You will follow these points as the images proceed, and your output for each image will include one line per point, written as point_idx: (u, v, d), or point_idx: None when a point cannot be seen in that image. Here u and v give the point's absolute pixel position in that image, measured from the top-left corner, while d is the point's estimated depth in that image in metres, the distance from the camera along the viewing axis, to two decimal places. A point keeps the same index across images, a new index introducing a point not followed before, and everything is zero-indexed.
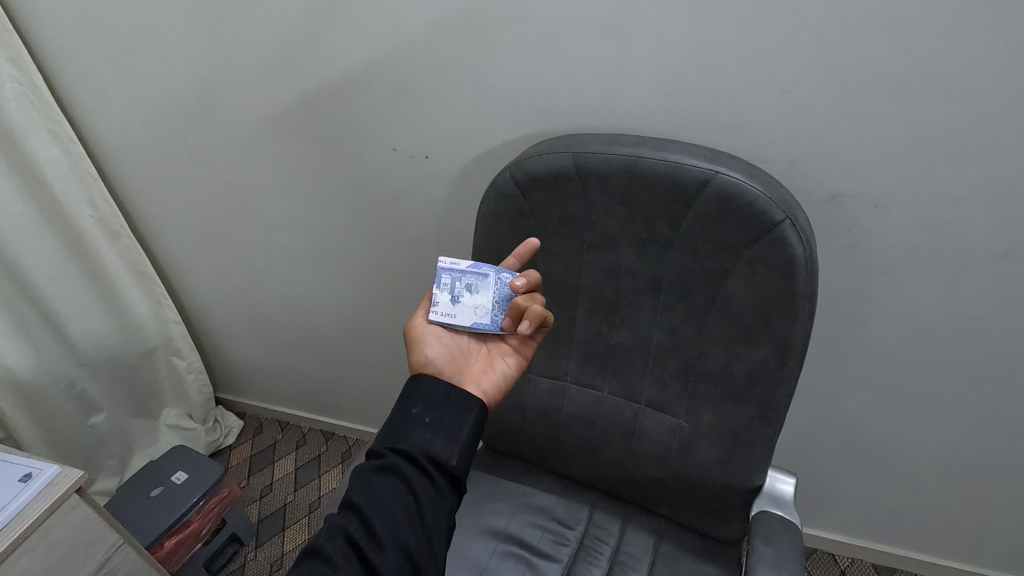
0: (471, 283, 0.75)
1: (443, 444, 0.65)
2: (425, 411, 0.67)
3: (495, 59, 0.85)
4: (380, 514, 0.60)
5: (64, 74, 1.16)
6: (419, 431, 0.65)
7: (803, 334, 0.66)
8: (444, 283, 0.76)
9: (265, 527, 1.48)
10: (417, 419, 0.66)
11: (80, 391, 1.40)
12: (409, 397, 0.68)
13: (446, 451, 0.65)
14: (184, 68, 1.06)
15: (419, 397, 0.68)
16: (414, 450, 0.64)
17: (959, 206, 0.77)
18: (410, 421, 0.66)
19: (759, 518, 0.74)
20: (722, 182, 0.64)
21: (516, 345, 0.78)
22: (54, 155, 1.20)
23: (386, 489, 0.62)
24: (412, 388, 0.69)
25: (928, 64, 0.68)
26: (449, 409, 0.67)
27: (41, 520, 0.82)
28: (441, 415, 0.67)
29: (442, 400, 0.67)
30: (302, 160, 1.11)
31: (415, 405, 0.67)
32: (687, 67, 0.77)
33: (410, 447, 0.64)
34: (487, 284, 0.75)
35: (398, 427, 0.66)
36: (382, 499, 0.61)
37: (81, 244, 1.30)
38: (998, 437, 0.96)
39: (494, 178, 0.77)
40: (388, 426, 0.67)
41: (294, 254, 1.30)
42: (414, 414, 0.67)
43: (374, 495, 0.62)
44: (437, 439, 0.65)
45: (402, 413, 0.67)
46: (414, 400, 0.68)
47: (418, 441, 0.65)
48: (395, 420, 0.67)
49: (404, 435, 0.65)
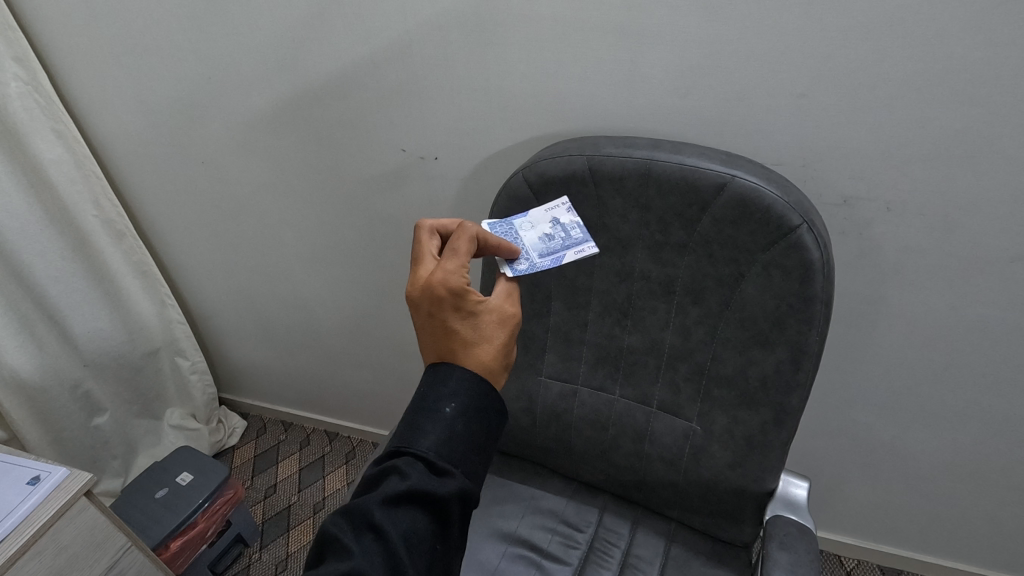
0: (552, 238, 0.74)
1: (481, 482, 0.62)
2: (475, 441, 0.61)
3: (506, 60, 0.85)
4: (418, 558, 0.55)
5: (70, 73, 1.16)
6: (472, 459, 0.61)
7: (818, 338, 0.66)
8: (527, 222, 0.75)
9: (270, 528, 1.48)
10: (470, 447, 0.61)
11: (84, 392, 1.39)
12: (467, 416, 0.61)
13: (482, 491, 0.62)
14: (191, 67, 1.06)
15: (477, 420, 0.62)
16: (471, 486, 0.59)
17: (974, 209, 0.76)
18: (468, 443, 0.61)
19: (773, 522, 0.73)
20: (739, 186, 0.64)
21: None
22: (60, 155, 1.19)
23: (431, 525, 0.57)
24: (475, 396, 0.62)
25: (939, 69, 0.68)
26: (495, 440, 0.64)
27: (51, 523, 0.82)
28: (489, 446, 0.63)
29: (496, 430, 0.64)
30: (309, 161, 1.11)
31: (470, 429, 0.61)
32: (701, 69, 0.77)
33: (464, 477, 0.59)
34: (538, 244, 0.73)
35: (454, 445, 0.60)
36: (425, 537, 0.56)
37: (85, 244, 1.29)
38: (1007, 440, 0.95)
39: (506, 180, 0.77)
40: (445, 435, 0.59)
41: (299, 254, 1.29)
42: (472, 433, 0.61)
43: (420, 528, 0.56)
44: (480, 475, 0.62)
45: (460, 427, 0.60)
46: (476, 418, 0.62)
47: (469, 472, 0.60)
48: (455, 433, 0.60)
49: (456, 462, 0.59)
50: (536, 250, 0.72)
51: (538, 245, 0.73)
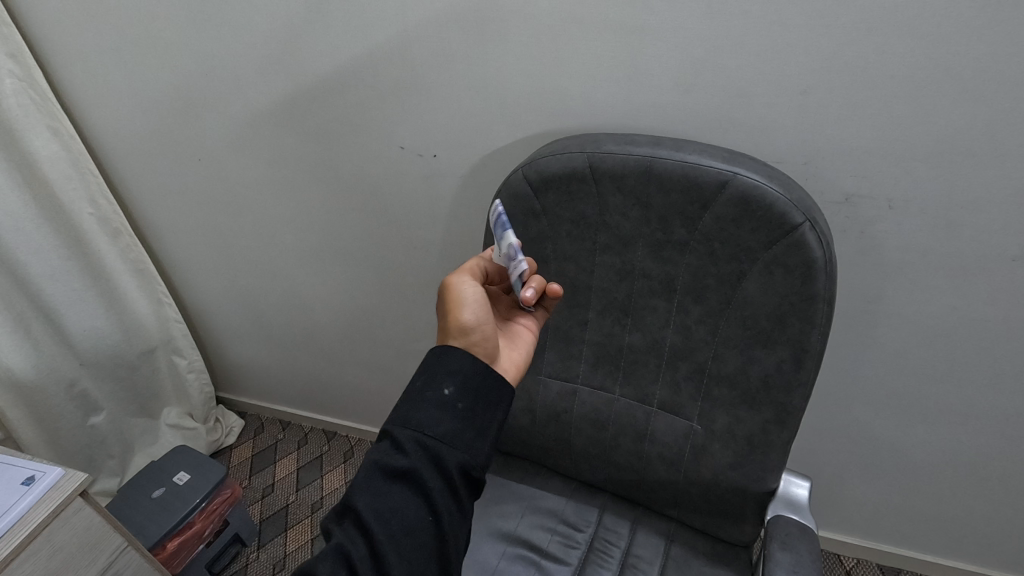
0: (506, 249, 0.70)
1: (469, 447, 0.60)
2: (452, 404, 0.61)
3: (506, 58, 0.84)
4: (398, 530, 0.56)
5: (65, 70, 1.15)
6: (447, 426, 0.60)
7: (820, 337, 0.65)
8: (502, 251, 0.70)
9: (267, 527, 1.47)
10: (446, 410, 0.61)
11: (80, 391, 1.38)
12: (439, 382, 0.62)
13: (471, 456, 0.60)
14: (188, 65, 1.05)
15: (451, 384, 0.62)
16: (445, 448, 0.59)
17: (976, 207, 0.76)
18: (440, 409, 0.61)
19: (774, 523, 0.73)
20: (741, 183, 0.63)
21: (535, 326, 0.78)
22: (55, 152, 1.18)
23: (409, 497, 0.57)
24: (443, 368, 0.63)
25: (942, 66, 0.68)
26: (483, 401, 0.62)
27: (45, 523, 0.81)
28: (474, 410, 0.62)
29: (476, 391, 0.62)
30: (306, 159, 1.10)
31: (443, 394, 0.61)
32: (702, 67, 0.76)
33: (438, 442, 0.59)
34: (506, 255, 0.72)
35: (424, 416, 0.60)
36: (402, 509, 0.56)
37: (81, 242, 1.28)
38: (1007, 440, 0.95)
39: (505, 178, 0.76)
40: (413, 410, 0.61)
41: (297, 252, 1.28)
42: (446, 400, 0.61)
43: (395, 501, 0.57)
44: (465, 440, 0.60)
45: (433, 395, 0.61)
46: (447, 386, 0.62)
47: (444, 439, 0.59)
48: (426, 402, 0.61)
49: (431, 427, 0.60)
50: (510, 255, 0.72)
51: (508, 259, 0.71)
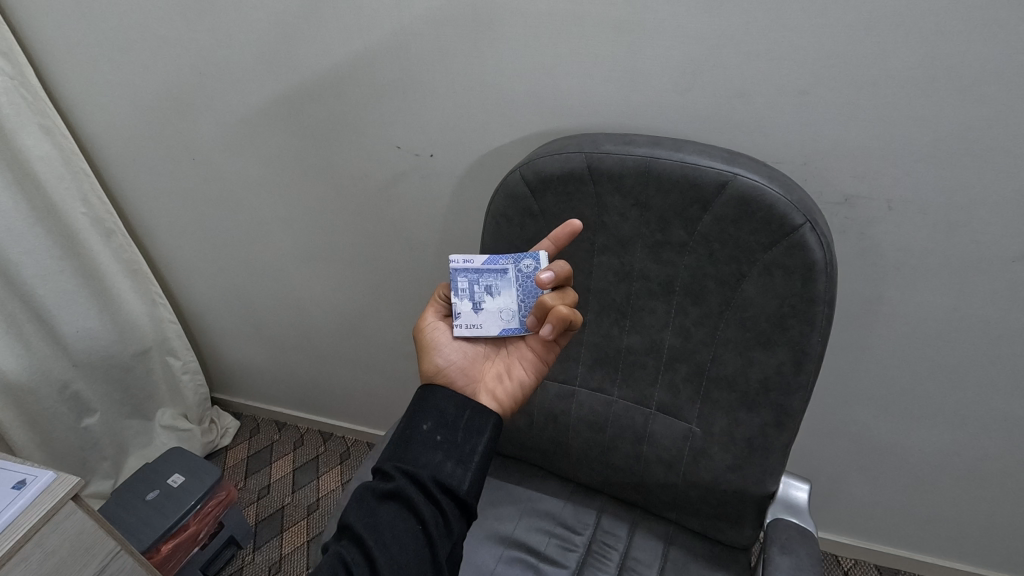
0: (490, 285, 0.76)
1: (452, 469, 0.64)
2: (432, 434, 0.65)
3: (504, 55, 0.83)
4: (387, 541, 0.59)
5: (57, 69, 1.14)
6: (429, 451, 0.64)
7: (820, 339, 0.65)
8: (468, 292, 0.76)
9: (263, 530, 1.46)
10: (427, 439, 0.65)
11: (73, 392, 1.37)
12: (418, 416, 0.67)
13: (453, 477, 0.63)
14: (181, 62, 1.04)
15: (430, 415, 0.67)
16: (425, 472, 0.63)
17: (976, 208, 0.76)
18: (420, 437, 0.65)
19: (774, 526, 0.72)
20: (742, 184, 0.63)
21: (538, 350, 0.76)
22: (46, 151, 1.17)
23: (396, 514, 0.61)
24: (422, 402, 0.68)
25: (942, 64, 0.67)
26: (462, 426, 0.66)
27: (36, 529, 0.80)
28: (453, 438, 0.65)
29: (454, 417, 0.66)
30: (302, 157, 1.09)
31: (422, 427, 0.66)
32: (701, 65, 0.76)
33: (419, 469, 0.63)
34: (506, 282, 0.75)
35: (405, 445, 0.65)
36: (389, 524, 0.60)
37: (74, 243, 1.27)
38: (1005, 440, 0.95)
39: (503, 178, 0.75)
40: (397, 443, 0.66)
41: (292, 252, 1.27)
42: (425, 431, 0.65)
43: (383, 521, 0.60)
44: (447, 461, 0.64)
45: (413, 429, 0.66)
46: (425, 417, 0.67)
47: (426, 461, 0.63)
48: (407, 436, 0.66)
49: (413, 456, 0.64)
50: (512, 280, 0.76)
51: (501, 288, 0.76)
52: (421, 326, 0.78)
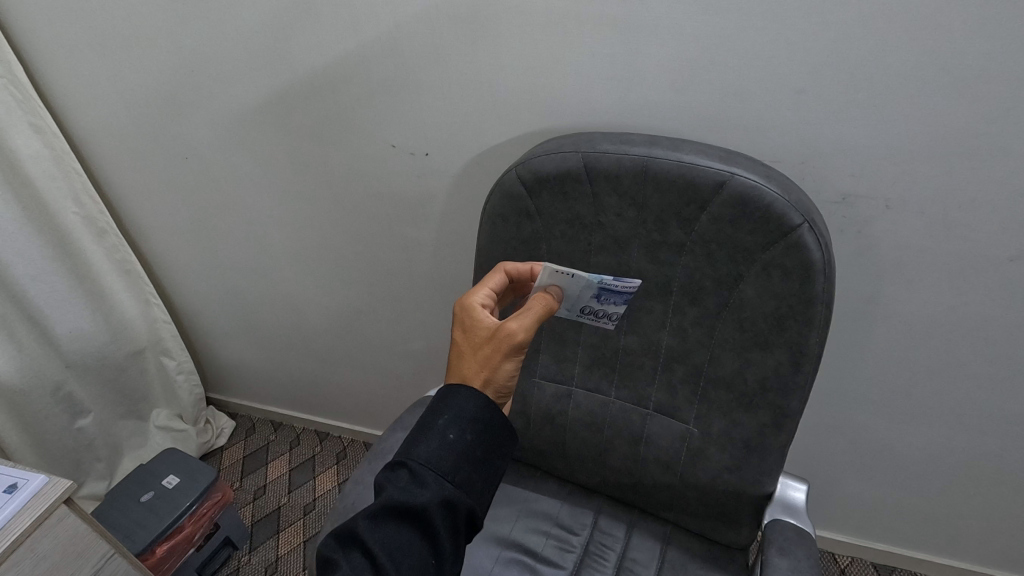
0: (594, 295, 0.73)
1: (479, 495, 0.62)
2: (469, 449, 0.62)
3: (500, 53, 0.82)
4: (404, 570, 0.57)
5: (47, 68, 1.12)
6: (465, 471, 0.62)
7: (818, 340, 0.64)
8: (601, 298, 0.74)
9: (259, 531, 1.45)
10: (463, 455, 0.62)
11: (66, 393, 1.35)
12: (459, 422, 0.63)
13: (480, 503, 0.62)
14: (174, 60, 1.02)
15: (472, 425, 0.63)
16: (459, 495, 0.60)
17: (974, 208, 0.75)
18: (458, 451, 0.62)
19: (772, 527, 0.72)
20: (739, 184, 0.62)
21: None
22: (38, 150, 1.16)
23: (416, 538, 0.58)
24: (467, 410, 0.64)
25: (939, 62, 0.67)
26: (494, 447, 0.65)
27: (28, 534, 0.79)
28: (486, 458, 0.64)
29: (492, 436, 0.64)
30: (297, 157, 1.08)
31: (461, 438, 0.62)
32: (699, 64, 0.75)
33: (452, 487, 0.60)
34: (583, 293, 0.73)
35: (442, 456, 0.61)
36: (411, 550, 0.57)
37: (66, 243, 1.26)
38: (1003, 439, 0.95)
39: (500, 177, 0.75)
40: (435, 448, 0.61)
41: (286, 251, 1.26)
42: (465, 445, 0.62)
43: (406, 542, 0.58)
44: (477, 485, 0.62)
45: (452, 437, 0.62)
46: (466, 427, 0.63)
47: (462, 483, 0.61)
48: (447, 444, 0.62)
49: (449, 470, 0.61)
50: (620, 300, 0.74)
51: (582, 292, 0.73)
52: (523, 341, 0.63)
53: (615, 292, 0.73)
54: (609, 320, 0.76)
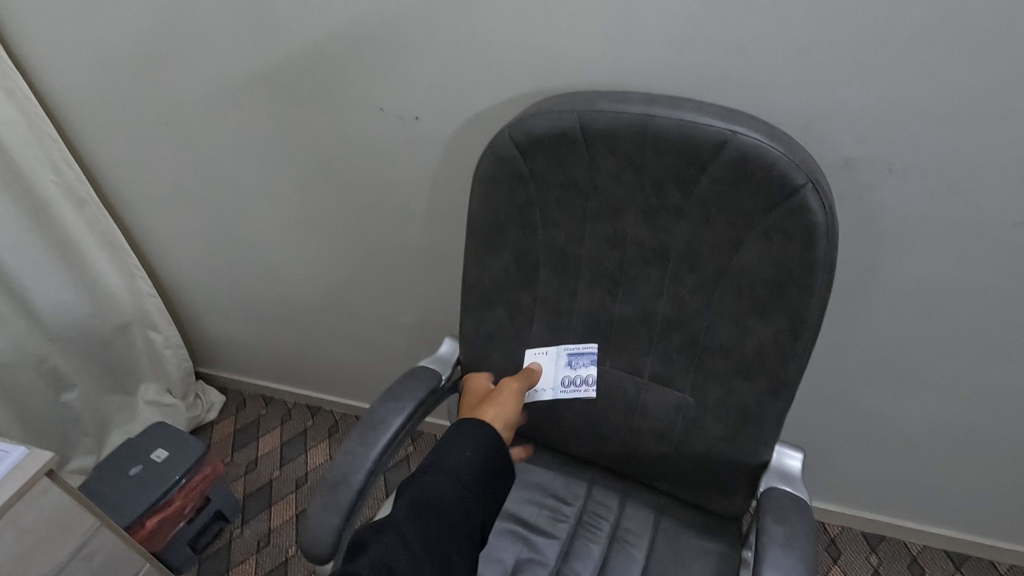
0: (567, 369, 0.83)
1: (491, 505, 0.66)
2: (483, 458, 0.67)
3: (492, 10, 0.79)
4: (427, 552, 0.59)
5: (16, 26, 1.07)
6: (480, 474, 0.66)
7: (818, 306, 0.63)
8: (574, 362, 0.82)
9: (251, 504, 1.45)
10: (478, 461, 0.67)
11: (50, 367, 1.33)
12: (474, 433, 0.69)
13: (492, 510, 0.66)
14: (150, 18, 0.98)
15: (485, 436, 0.69)
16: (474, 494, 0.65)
17: (979, 173, 0.73)
18: (474, 456, 0.67)
19: (767, 494, 0.71)
20: (741, 143, 0.60)
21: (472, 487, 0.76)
22: (10, 115, 1.11)
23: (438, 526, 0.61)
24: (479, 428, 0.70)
25: (951, 17, 0.64)
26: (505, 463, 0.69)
27: (9, 506, 0.77)
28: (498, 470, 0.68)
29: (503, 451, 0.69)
30: (281, 123, 1.04)
31: (475, 446, 0.67)
32: (700, 20, 0.72)
33: (467, 485, 0.64)
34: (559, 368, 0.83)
35: (459, 459, 0.66)
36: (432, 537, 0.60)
37: (44, 213, 1.22)
38: (997, 407, 0.95)
39: (492, 139, 0.72)
40: (454, 454, 0.66)
41: (273, 221, 1.23)
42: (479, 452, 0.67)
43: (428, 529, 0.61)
44: (490, 493, 0.66)
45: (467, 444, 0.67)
46: (480, 438, 0.68)
47: (476, 486, 0.65)
48: (463, 448, 0.67)
49: (466, 471, 0.65)
50: (588, 360, 0.81)
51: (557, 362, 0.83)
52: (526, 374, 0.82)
53: (579, 352, 0.81)
54: (588, 383, 0.82)
